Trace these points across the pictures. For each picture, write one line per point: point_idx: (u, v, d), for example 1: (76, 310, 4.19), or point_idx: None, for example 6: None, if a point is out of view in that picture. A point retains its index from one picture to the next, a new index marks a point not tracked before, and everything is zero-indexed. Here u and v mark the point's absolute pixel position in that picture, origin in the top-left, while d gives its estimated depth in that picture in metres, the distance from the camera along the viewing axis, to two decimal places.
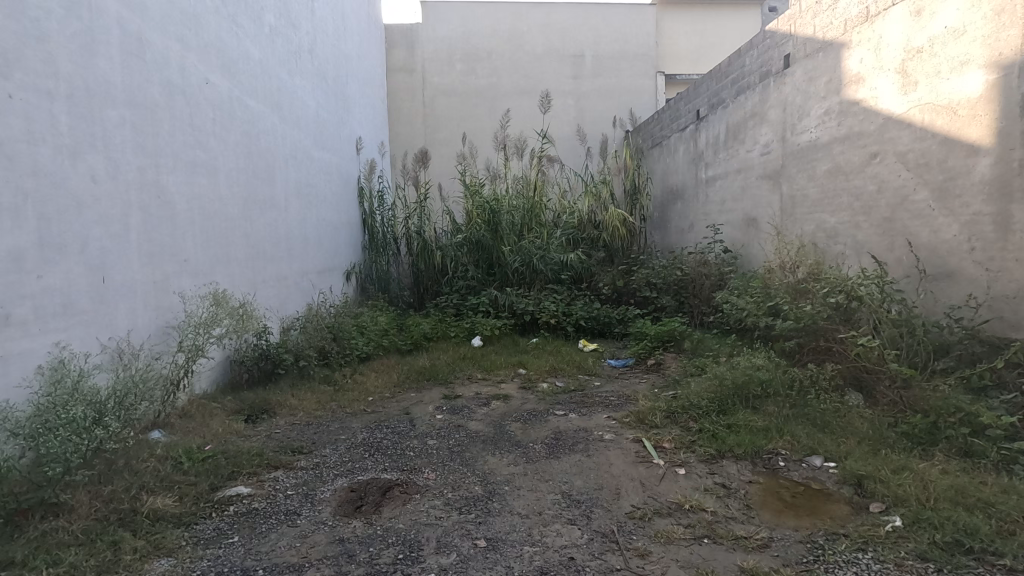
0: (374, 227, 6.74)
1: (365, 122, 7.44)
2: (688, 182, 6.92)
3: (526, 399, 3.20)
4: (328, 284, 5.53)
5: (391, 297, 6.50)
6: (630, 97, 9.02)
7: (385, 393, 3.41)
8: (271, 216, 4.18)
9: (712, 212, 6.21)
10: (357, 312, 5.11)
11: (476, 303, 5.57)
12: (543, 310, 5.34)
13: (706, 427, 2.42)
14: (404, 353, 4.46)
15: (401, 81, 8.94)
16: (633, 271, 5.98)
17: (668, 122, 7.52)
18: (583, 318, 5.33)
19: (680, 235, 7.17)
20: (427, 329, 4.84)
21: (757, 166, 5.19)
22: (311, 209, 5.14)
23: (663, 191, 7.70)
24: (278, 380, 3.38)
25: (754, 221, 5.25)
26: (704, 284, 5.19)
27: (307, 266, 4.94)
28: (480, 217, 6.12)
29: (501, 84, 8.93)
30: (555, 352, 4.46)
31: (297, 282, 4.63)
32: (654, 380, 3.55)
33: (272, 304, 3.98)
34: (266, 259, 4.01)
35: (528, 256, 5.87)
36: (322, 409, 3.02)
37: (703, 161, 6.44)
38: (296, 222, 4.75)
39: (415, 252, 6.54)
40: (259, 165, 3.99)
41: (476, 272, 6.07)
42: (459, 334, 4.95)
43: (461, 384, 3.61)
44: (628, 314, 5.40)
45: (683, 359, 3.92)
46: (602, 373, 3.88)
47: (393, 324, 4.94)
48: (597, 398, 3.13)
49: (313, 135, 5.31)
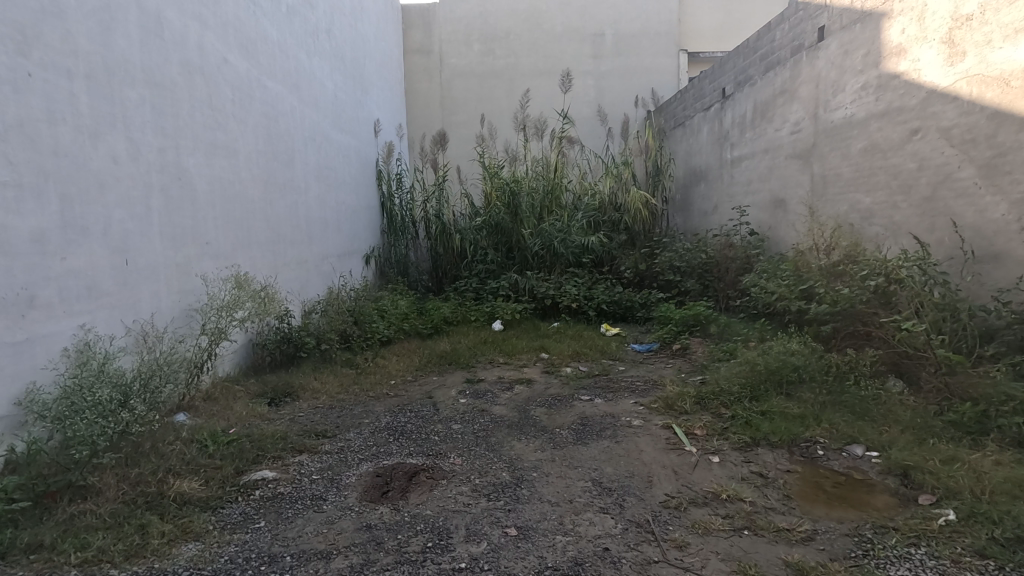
0: (393, 211, 6.70)
1: (383, 104, 7.37)
2: (712, 163, 6.74)
3: (550, 383, 3.14)
4: (348, 267, 5.52)
5: (410, 281, 6.49)
6: (651, 77, 8.79)
7: (407, 377, 3.38)
8: (291, 199, 4.15)
9: (737, 193, 6.04)
10: (377, 296, 5.09)
11: (496, 287, 5.52)
12: (564, 294, 5.27)
13: (738, 414, 2.34)
14: (425, 337, 4.43)
15: (419, 63, 8.82)
16: (655, 255, 5.87)
17: (691, 101, 7.32)
18: (605, 302, 5.25)
19: (703, 218, 7.01)
20: (447, 313, 4.80)
21: (786, 145, 5.01)
22: (330, 192, 5.10)
23: (685, 173, 7.52)
24: (300, 364, 3.37)
25: (782, 202, 5.08)
26: (730, 267, 5.06)
27: (327, 249, 4.93)
28: (499, 199, 6.03)
29: (519, 64, 8.76)
30: (577, 336, 4.39)
31: (318, 266, 4.62)
32: (680, 365, 3.47)
33: (293, 287, 3.97)
34: (287, 242, 3.98)
35: (548, 239, 5.78)
36: (345, 392, 3.00)
37: (728, 141, 6.25)
38: (316, 205, 4.72)
39: (434, 236, 6.49)
40: (279, 147, 3.95)
41: (496, 255, 6.01)
42: (479, 318, 4.90)
43: (483, 368, 3.57)
44: (652, 298, 5.29)
45: (709, 343, 3.83)
46: (626, 357, 3.81)
47: (413, 307, 4.91)
48: (623, 383, 3.07)
49: (331, 117, 5.25)
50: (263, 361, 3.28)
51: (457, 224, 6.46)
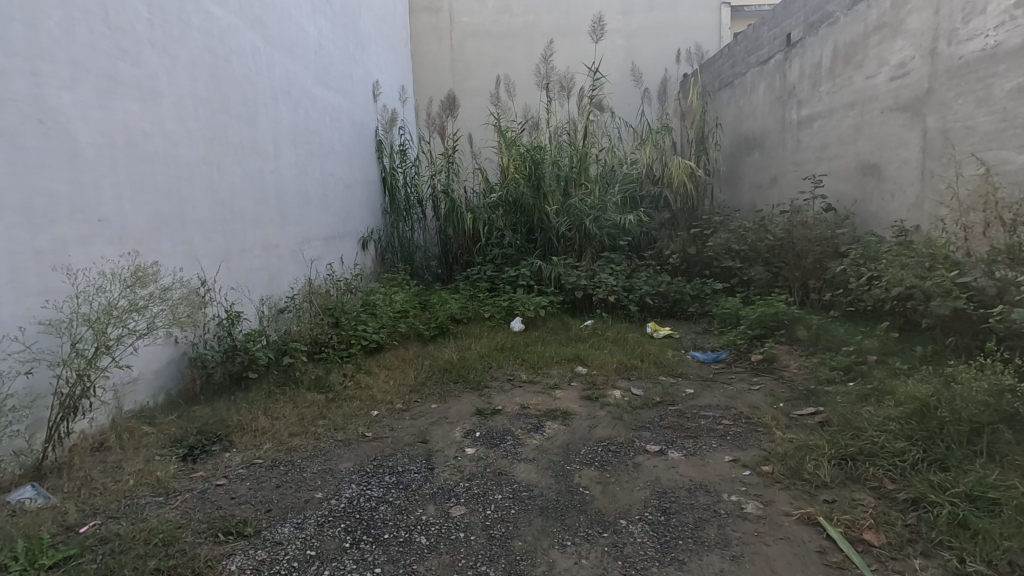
0: (395, 187, 5.77)
1: (383, 64, 6.40)
2: (770, 127, 5.67)
3: (596, 419, 2.21)
4: (338, 253, 4.62)
5: (414, 269, 5.63)
6: (689, 35, 7.64)
7: (396, 405, 2.46)
8: (254, 165, 3.23)
9: (806, 161, 4.99)
10: (370, 290, 4.18)
11: (514, 276, 4.58)
12: (599, 284, 4.29)
13: (934, 505, 1.40)
14: (426, 342, 3.51)
15: (426, 22, 7.82)
16: (707, 236, 4.86)
17: (743, 55, 6.22)
18: (649, 295, 4.28)
19: (757, 192, 5.95)
20: (455, 310, 3.87)
21: (883, 95, 3.96)
22: (312, 162, 4.19)
23: (734, 140, 6.45)
24: (250, 387, 2.49)
25: (876, 168, 4.05)
26: (808, 250, 4.04)
27: (309, 232, 4.01)
28: (519, 171, 5.06)
29: (539, 22, 7.71)
30: (618, 341, 3.43)
31: (295, 252, 3.71)
32: (773, 388, 2.50)
33: (254, 281, 3.09)
34: (245, 221, 3.07)
35: (578, 218, 4.81)
36: (302, 433, 2.11)
37: (794, 98, 5.19)
38: (292, 176, 3.80)
39: (443, 215, 5.58)
40: (233, 97, 3.02)
41: (514, 238, 5.08)
42: (493, 316, 3.96)
43: (500, 390, 2.65)
44: (707, 287, 4.28)
45: (803, 355, 2.84)
46: (691, 372, 2.85)
47: (411, 304, 4.00)
48: (704, 420, 2.12)
49: (314, 70, 4.30)
50: (197, 383, 2.40)
51: (469, 202, 5.54)
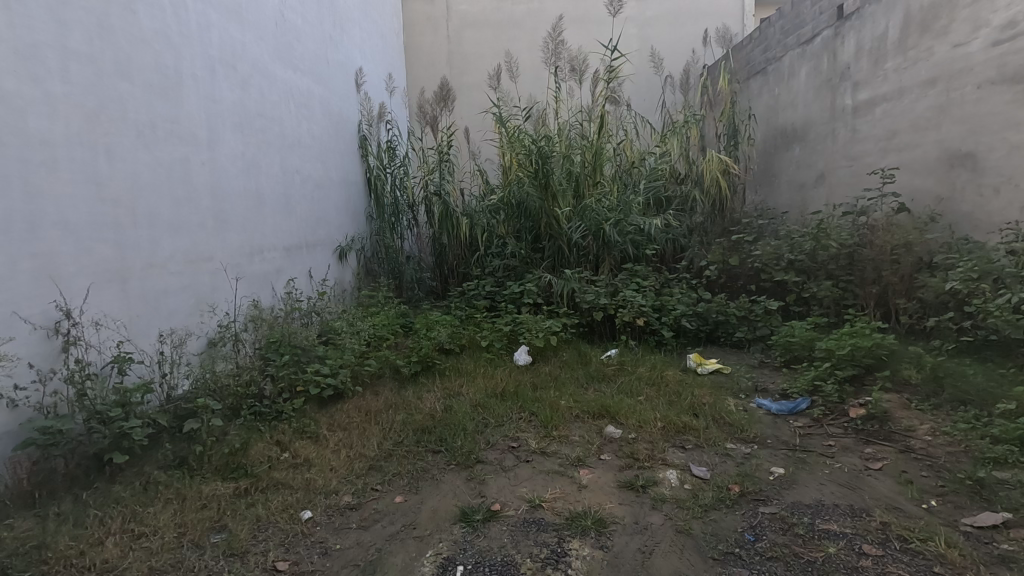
0: (381, 189, 5.00)
1: (368, 51, 5.66)
2: (816, 116, 4.89)
3: (645, 527, 1.45)
4: (306, 266, 3.83)
5: (402, 284, 4.86)
6: (711, 21, 6.85)
7: (344, 502, 1.68)
8: (174, 153, 2.45)
9: (866, 153, 4.20)
10: (341, 314, 3.40)
11: (518, 293, 3.79)
12: (623, 303, 3.46)
13: None
14: (403, 384, 2.70)
15: (422, 12, 7.14)
16: (751, 244, 4.04)
17: (778, 37, 5.45)
18: (685, 316, 3.46)
19: (800, 192, 5.14)
20: (443, 339, 3.07)
21: (979, 66, 3.19)
22: (269, 157, 3.41)
23: (768, 134, 5.66)
24: (116, 477, 1.67)
25: (970, 158, 3.27)
26: (885, 261, 3.25)
27: (262, 242, 3.23)
28: (523, 168, 4.25)
29: (545, 9, 6.98)
30: (657, 384, 2.60)
31: (240, 269, 2.93)
32: (909, 471, 1.68)
33: (167, 307, 2.30)
34: (152, 227, 2.27)
35: (594, 222, 3.99)
36: (172, 569, 1.40)
37: (848, 79, 4.40)
38: (238, 170, 3.00)
39: (436, 221, 4.83)
40: (136, 58, 2.23)
41: (518, 246, 4.30)
42: (492, 346, 3.13)
43: (498, 463, 1.85)
44: (760, 307, 3.44)
45: (927, 411, 2.02)
46: (767, 433, 2.05)
47: (388, 332, 3.21)
48: (831, 549, 1.32)
49: (272, 44, 3.52)
50: (25, 474, 1.54)
51: (465, 206, 4.81)
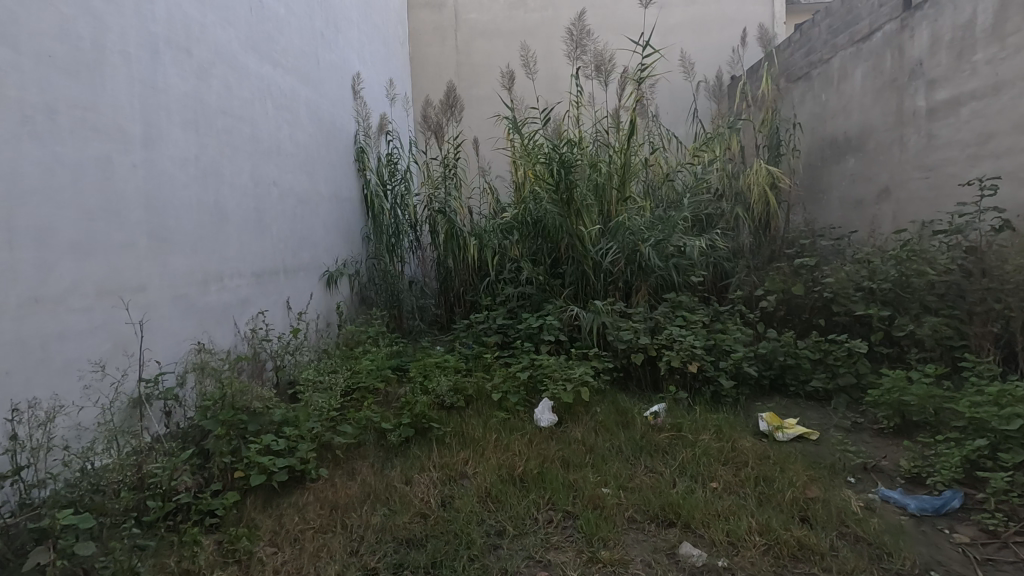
0: (377, 206, 4.40)
1: (367, 56, 5.13)
2: (876, 121, 4.26)
3: None
4: (283, 297, 3.21)
5: (402, 313, 4.24)
6: (741, 29, 6.32)
7: None
8: (87, 151, 1.84)
9: (947, 162, 3.57)
10: (315, 364, 2.73)
11: (536, 329, 3.15)
12: (667, 342, 2.79)
13: None
14: (382, 463, 2.02)
15: (428, 20, 6.67)
16: (816, 270, 3.37)
17: (825, 37, 4.87)
18: (746, 360, 2.76)
19: (857, 211, 4.50)
20: (443, 392, 2.45)
21: None
22: (236, 163, 2.81)
23: (813, 146, 5.05)
24: None
25: None
26: (1009, 295, 2.54)
27: (222, 268, 2.62)
28: (541, 179, 3.64)
29: (560, 18, 6.50)
30: (737, 466, 1.89)
31: (185, 303, 2.31)
32: None
33: (60, 360, 1.68)
34: (44, 247, 1.66)
35: (628, 243, 3.35)
36: None
37: (921, 76, 3.78)
38: (187, 177, 2.39)
39: (441, 244, 4.33)
40: (28, 20, 1.65)
41: (533, 270, 3.67)
42: (506, 401, 2.46)
43: None
44: (844, 349, 2.71)
45: None
46: (914, 560, 1.43)
47: (375, 381, 2.58)
48: None
49: (245, 31, 2.96)
50: None
51: (473, 226, 4.31)
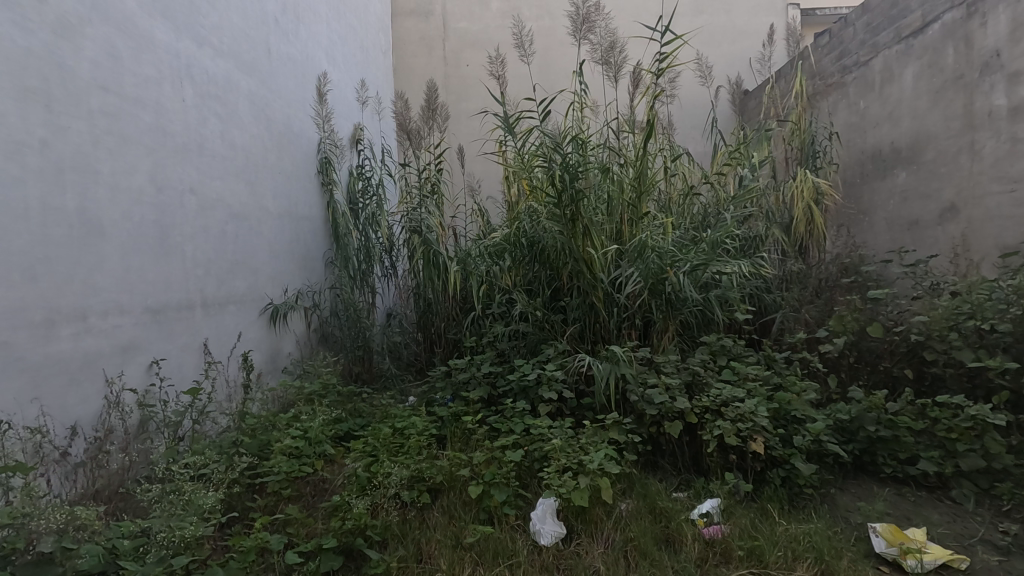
0: (340, 225, 3.65)
1: (337, 55, 4.45)
2: (936, 126, 3.57)
3: None
4: (197, 338, 2.43)
5: (369, 356, 3.44)
6: (755, 41, 5.73)
7: None
8: None
9: None
10: (219, 440, 1.93)
11: (532, 382, 2.35)
12: (716, 405, 1.99)
13: None
14: None
15: (414, 29, 6.07)
16: (892, 305, 2.61)
17: (864, 35, 4.22)
18: (827, 432, 1.97)
19: (912, 233, 3.79)
20: (396, 487, 1.65)
21: None
22: (125, 159, 2.06)
23: (853, 159, 4.35)
24: None
25: None
26: None
27: (88, 303, 1.83)
28: (539, 191, 2.91)
29: (556, 27, 5.91)
30: None
31: (3, 356, 1.54)
32: None
33: None
34: None
35: (651, 269, 2.60)
36: None
37: (1000, 70, 3.12)
38: (20, 171, 1.62)
39: (416, 271, 3.56)
40: None
41: (528, 303, 2.89)
42: (488, 500, 1.68)
43: None
44: (965, 419, 1.90)
45: None
46: None
47: (299, 468, 1.77)
48: None
49: None
50: None
51: (456, 249, 3.55)
